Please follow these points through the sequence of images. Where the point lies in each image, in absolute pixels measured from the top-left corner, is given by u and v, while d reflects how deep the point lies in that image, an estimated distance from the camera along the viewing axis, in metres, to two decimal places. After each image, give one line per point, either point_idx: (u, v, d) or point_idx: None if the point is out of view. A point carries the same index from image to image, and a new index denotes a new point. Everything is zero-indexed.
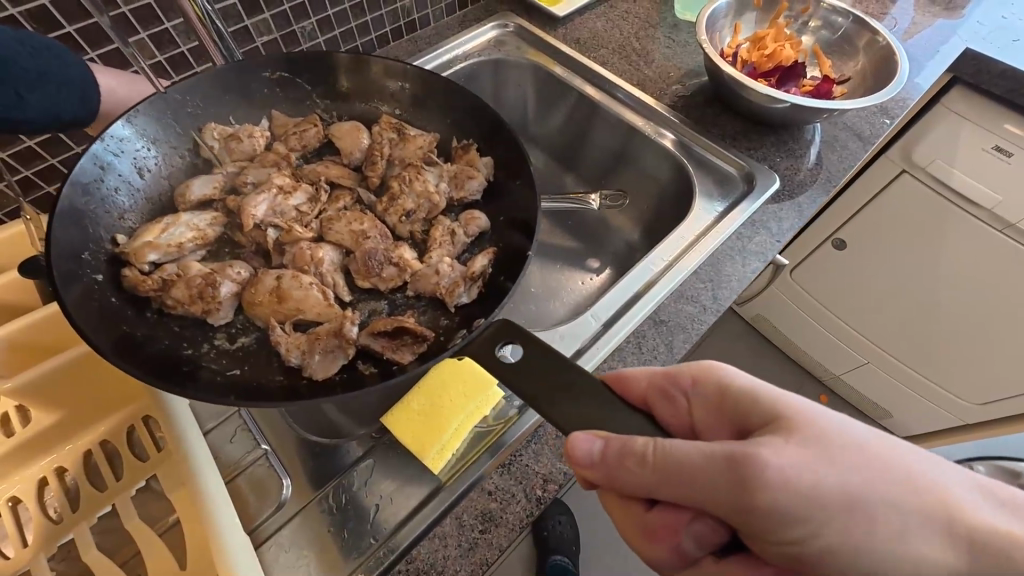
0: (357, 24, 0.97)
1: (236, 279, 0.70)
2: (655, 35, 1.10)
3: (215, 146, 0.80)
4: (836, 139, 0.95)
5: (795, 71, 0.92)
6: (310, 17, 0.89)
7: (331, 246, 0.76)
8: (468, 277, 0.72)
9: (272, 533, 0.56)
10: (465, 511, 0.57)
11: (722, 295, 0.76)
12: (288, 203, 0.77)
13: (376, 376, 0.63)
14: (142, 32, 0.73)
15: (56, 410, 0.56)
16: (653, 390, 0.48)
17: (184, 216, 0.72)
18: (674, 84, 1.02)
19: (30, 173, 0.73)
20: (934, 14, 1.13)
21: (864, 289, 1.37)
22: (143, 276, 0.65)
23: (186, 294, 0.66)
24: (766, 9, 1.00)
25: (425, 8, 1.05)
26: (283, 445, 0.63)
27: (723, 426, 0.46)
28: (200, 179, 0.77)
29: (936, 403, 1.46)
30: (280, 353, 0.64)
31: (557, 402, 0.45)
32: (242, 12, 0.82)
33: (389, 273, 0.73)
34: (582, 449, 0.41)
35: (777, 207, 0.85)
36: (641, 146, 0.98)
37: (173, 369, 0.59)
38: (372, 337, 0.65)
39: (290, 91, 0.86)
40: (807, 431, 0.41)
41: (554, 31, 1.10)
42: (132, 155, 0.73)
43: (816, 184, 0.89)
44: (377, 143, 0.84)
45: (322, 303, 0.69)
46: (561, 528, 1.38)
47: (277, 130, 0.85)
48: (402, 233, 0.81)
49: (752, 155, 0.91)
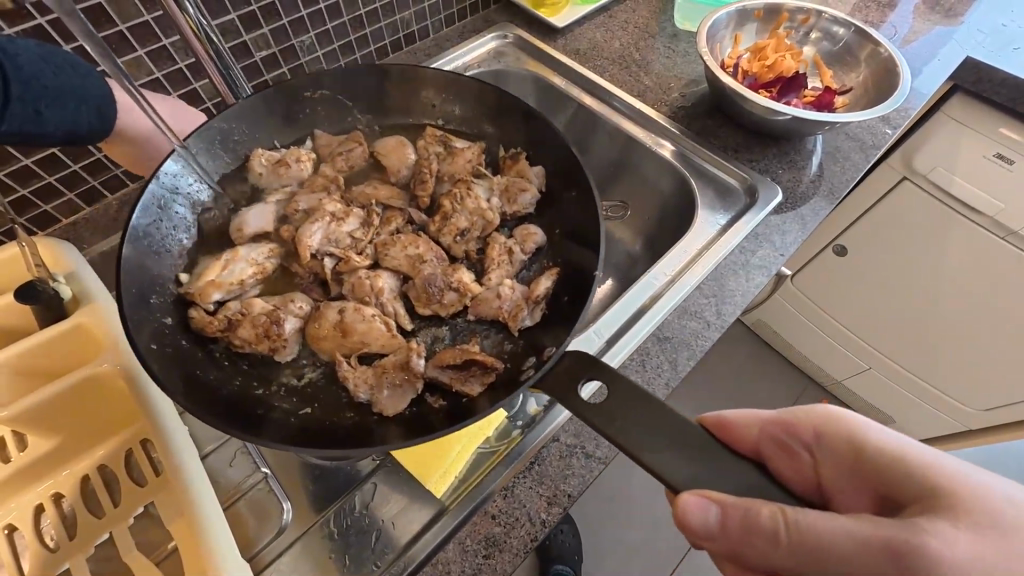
0: (357, 37, 0.97)
1: (299, 314, 0.70)
2: (654, 44, 1.10)
3: (263, 171, 0.80)
4: (838, 149, 0.95)
5: (797, 82, 0.92)
6: (309, 30, 0.89)
7: (389, 272, 0.76)
8: (530, 300, 0.71)
9: (273, 559, 0.55)
10: (468, 535, 0.56)
11: (726, 310, 0.75)
12: (341, 231, 0.76)
13: (444, 411, 0.62)
14: (140, 49, 0.73)
15: (55, 434, 0.56)
16: (765, 439, 0.52)
17: (242, 251, 0.72)
18: (674, 95, 1.01)
19: (26, 192, 0.72)
20: (934, 22, 1.13)
21: (865, 296, 1.36)
22: (210, 317, 0.66)
23: (253, 333, 0.65)
24: (766, 19, 1.00)
25: (424, 20, 1.05)
26: (283, 468, 0.62)
27: (858, 490, 0.48)
28: (255, 211, 0.76)
29: (940, 409, 1.45)
30: (348, 389, 0.64)
31: (660, 451, 0.46)
32: (240, 27, 0.81)
33: (449, 299, 0.72)
34: (698, 517, 0.42)
35: (780, 219, 0.85)
36: (642, 157, 0.97)
37: (245, 413, 0.59)
38: (439, 369, 0.64)
39: (330, 108, 0.87)
40: (958, 508, 0.41)
41: (553, 41, 1.10)
42: (186, 192, 0.73)
43: (818, 195, 0.88)
44: (423, 158, 0.85)
45: (385, 334, 0.68)
46: (563, 537, 1.37)
47: (322, 150, 0.85)
48: (457, 253, 0.80)
49: (753, 166, 0.91)
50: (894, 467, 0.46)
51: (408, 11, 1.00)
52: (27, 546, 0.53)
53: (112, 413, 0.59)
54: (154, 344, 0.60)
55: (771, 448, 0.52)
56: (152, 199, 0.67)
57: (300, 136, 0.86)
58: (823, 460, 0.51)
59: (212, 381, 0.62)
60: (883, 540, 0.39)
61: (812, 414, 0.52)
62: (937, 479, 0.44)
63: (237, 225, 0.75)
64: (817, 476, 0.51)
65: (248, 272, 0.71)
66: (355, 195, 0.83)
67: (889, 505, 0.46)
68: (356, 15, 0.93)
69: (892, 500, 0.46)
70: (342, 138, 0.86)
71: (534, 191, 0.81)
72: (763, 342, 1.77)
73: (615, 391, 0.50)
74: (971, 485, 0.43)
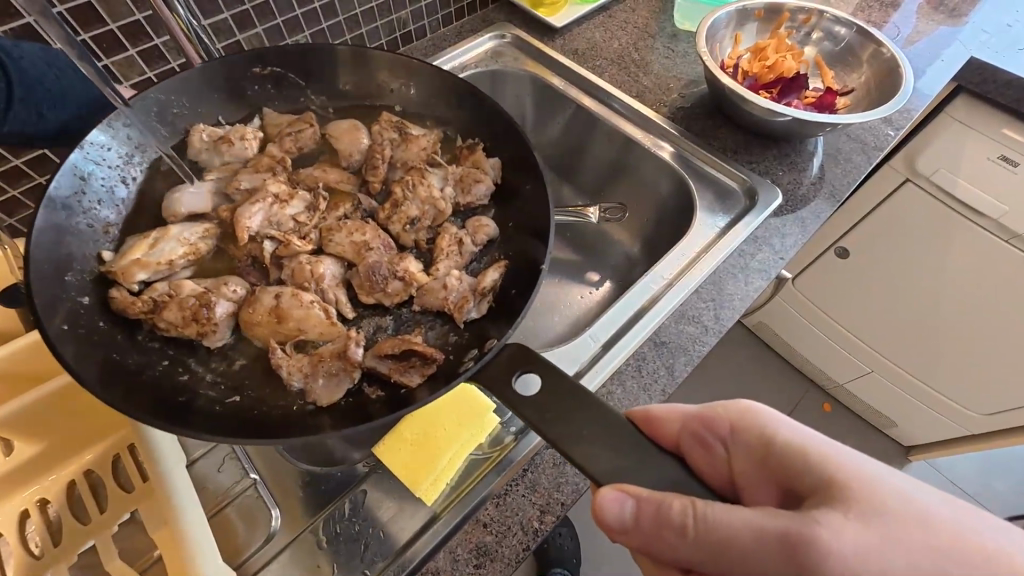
0: (352, 37, 0.96)
1: (232, 298, 0.68)
2: (654, 45, 1.09)
3: (204, 150, 0.78)
4: (839, 151, 0.93)
5: (798, 83, 0.90)
6: (303, 30, 0.88)
7: (332, 259, 0.75)
8: (477, 292, 0.70)
9: (262, 567, 0.54)
10: (459, 544, 0.55)
11: (724, 315, 0.74)
12: (285, 213, 0.75)
13: (381, 401, 0.61)
14: (130, 49, 0.72)
15: (40, 439, 0.55)
16: (685, 434, 0.49)
17: (174, 230, 0.71)
18: (673, 95, 1.00)
19: (17, 192, 0.71)
20: (938, 22, 1.11)
21: (867, 300, 1.35)
22: (133, 297, 0.64)
23: (180, 316, 0.64)
24: (767, 19, 0.98)
25: (421, 19, 1.04)
26: (272, 473, 0.61)
27: (767, 483, 0.47)
28: (191, 191, 0.75)
29: (942, 413, 1.43)
30: (282, 376, 0.63)
31: (580, 442, 0.46)
32: (233, 26, 0.80)
33: (394, 288, 0.71)
34: (611, 511, 0.41)
35: (780, 222, 0.84)
36: (640, 158, 0.96)
37: (170, 402, 0.58)
38: (379, 359, 0.63)
39: (284, 90, 0.85)
40: (855, 500, 0.41)
41: (552, 41, 1.09)
42: (116, 164, 0.70)
43: (819, 197, 0.87)
44: (377, 143, 0.83)
45: (324, 322, 0.67)
46: (561, 541, 1.36)
47: (270, 130, 0.84)
48: (406, 242, 0.79)
49: (753, 168, 0.90)
50: (801, 460, 0.45)
51: (404, 10, 0.99)
52: (12, 553, 0.52)
53: (91, 418, 0.58)
54: (65, 326, 0.58)
55: (690, 442, 0.50)
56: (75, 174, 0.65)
57: (247, 113, 0.84)
58: (737, 455, 0.50)
59: (138, 362, 0.61)
60: (783, 529, 0.39)
61: (728, 408, 0.51)
62: (838, 471, 0.43)
63: (173, 202, 0.73)
64: (730, 469, 0.50)
65: (184, 253, 0.70)
66: (303, 178, 0.82)
67: (793, 497, 0.46)
68: (351, 14, 0.92)
69: (795, 492, 0.45)
70: (292, 119, 0.84)
71: (520, 188, 0.80)
72: (764, 345, 1.75)
73: (554, 386, 0.49)
74: (873, 477, 0.42)
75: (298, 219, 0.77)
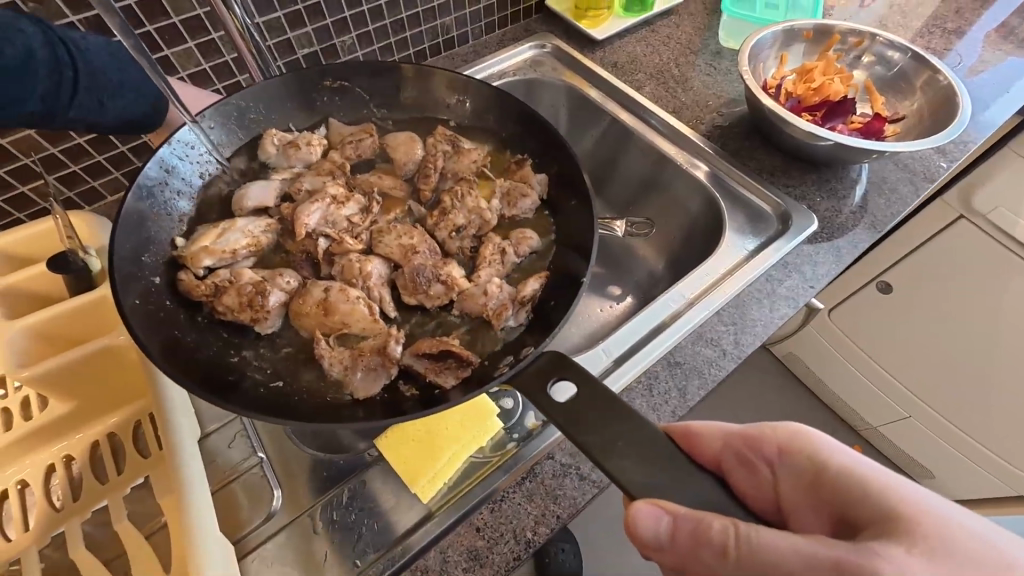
0: (397, 40, 0.99)
1: (285, 289, 0.71)
2: (696, 61, 1.07)
3: (273, 152, 0.82)
4: (885, 180, 0.89)
5: (844, 106, 0.87)
6: (351, 31, 0.91)
7: (380, 259, 0.76)
8: (517, 300, 0.70)
9: (258, 544, 0.56)
10: (450, 546, 0.55)
11: (744, 341, 0.71)
12: (340, 214, 0.77)
13: (416, 399, 0.62)
14: (190, 41, 0.77)
15: (71, 400, 0.58)
16: (727, 453, 0.48)
17: (241, 223, 0.74)
18: (712, 113, 0.98)
19: (77, 167, 0.77)
20: (1005, 52, 1.05)
21: (908, 340, 1.27)
22: (197, 281, 0.68)
23: (237, 301, 0.67)
24: (816, 40, 0.95)
25: (464, 26, 1.06)
26: (278, 455, 0.62)
27: (816, 510, 0.46)
28: (257, 186, 0.78)
29: (985, 468, 1.33)
30: (324, 367, 0.64)
31: (614, 452, 0.45)
32: (285, 24, 0.84)
33: (436, 290, 0.72)
34: (648, 525, 0.41)
35: (813, 249, 0.80)
36: (672, 175, 0.95)
37: (220, 380, 0.61)
38: (416, 357, 0.64)
39: (348, 100, 0.88)
40: (915, 533, 0.39)
41: (592, 53, 1.09)
42: (195, 161, 0.76)
43: (858, 227, 0.83)
44: (431, 155, 0.84)
45: (367, 318, 0.69)
46: (563, 556, 1.32)
47: (333, 138, 0.87)
48: (450, 248, 0.80)
49: (790, 192, 0.87)
50: (854, 486, 0.43)
51: (449, 17, 1.02)
52: (35, 504, 0.56)
53: (118, 382, 0.61)
54: (138, 301, 0.62)
55: (732, 461, 0.49)
56: (160, 168, 0.71)
57: (316, 122, 0.88)
58: (781, 478, 0.48)
59: (195, 343, 0.64)
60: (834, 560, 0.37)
61: (774, 429, 0.49)
62: (896, 502, 0.41)
63: (239, 196, 0.77)
64: (775, 492, 0.48)
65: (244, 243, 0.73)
66: (360, 182, 0.84)
67: (845, 527, 0.43)
68: (397, 18, 0.95)
69: (847, 520, 0.43)
70: (353, 129, 0.87)
71: (561, 205, 0.81)
72: (792, 377, 1.68)
73: (588, 393, 0.49)
74: (936, 512, 0.40)
75: (350, 217, 0.78)
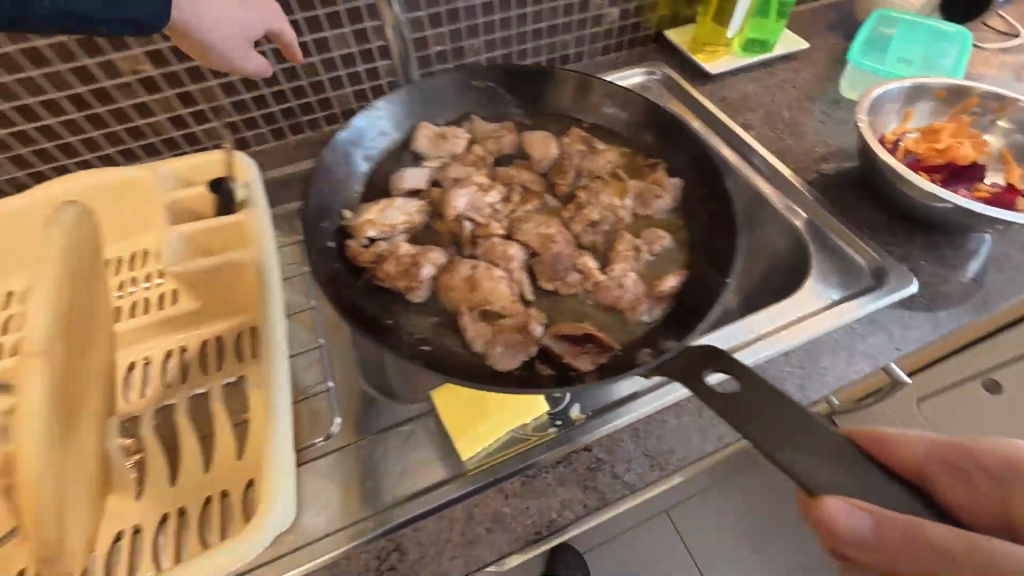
0: (518, 49, 1.07)
1: (434, 264, 0.77)
2: (811, 108, 1.05)
3: (422, 142, 0.90)
4: (1008, 258, 0.81)
5: (969, 172, 0.83)
6: (479, 36, 1.01)
7: (520, 245, 0.82)
8: (652, 294, 0.75)
9: (314, 458, 0.62)
10: (477, 505, 0.58)
11: (809, 388, 0.68)
12: (484, 201, 0.85)
13: (553, 377, 0.66)
14: (348, 27, 0.89)
15: (199, 299, 0.70)
16: (932, 461, 0.47)
17: (398, 203, 0.82)
18: (819, 160, 0.96)
19: (238, 118, 0.92)
20: None
21: None
22: (361, 249, 0.77)
23: (395, 269, 0.74)
24: (949, 100, 0.90)
25: (582, 45, 1.13)
26: (344, 387, 0.69)
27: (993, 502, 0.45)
28: (411, 172, 0.88)
29: None
30: (466, 339, 0.71)
31: (790, 450, 0.46)
32: (426, 23, 0.94)
33: (573, 279, 0.78)
34: (851, 528, 0.41)
35: (907, 313, 0.75)
36: (764, 214, 0.93)
37: (375, 324, 0.71)
38: (555, 339, 0.70)
39: (490, 100, 0.97)
40: None
41: (703, 86, 1.10)
42: (381, 130, 0.91)
43: (967, 301, 0.76)
44: (567, 153, 0.91)
45: (508, 298, 0.75)
46: None
47: (476, 135, 0.95)
48: (585, 242, 0.84)
49: (891, 251, 0.82)
50: None
51: (569, 35, 1.09)
52: (154, 376, 0.67)
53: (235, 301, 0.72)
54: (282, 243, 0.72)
55: (936, 468, 0.47)
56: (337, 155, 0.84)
57: (463, 114, 0.97)
58: (984, 482, 0.47)
59: (355, 301, 0.73)
60: None
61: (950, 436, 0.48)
62: None
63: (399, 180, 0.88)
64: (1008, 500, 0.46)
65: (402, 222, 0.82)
66: (502, 175, 0.91)
67: None
68: (522, 29, 1.04)
69: None
70: (493, 127, 0.95)
71: None
72: None
73: (749, 385, 0.50)
74: None
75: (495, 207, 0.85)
